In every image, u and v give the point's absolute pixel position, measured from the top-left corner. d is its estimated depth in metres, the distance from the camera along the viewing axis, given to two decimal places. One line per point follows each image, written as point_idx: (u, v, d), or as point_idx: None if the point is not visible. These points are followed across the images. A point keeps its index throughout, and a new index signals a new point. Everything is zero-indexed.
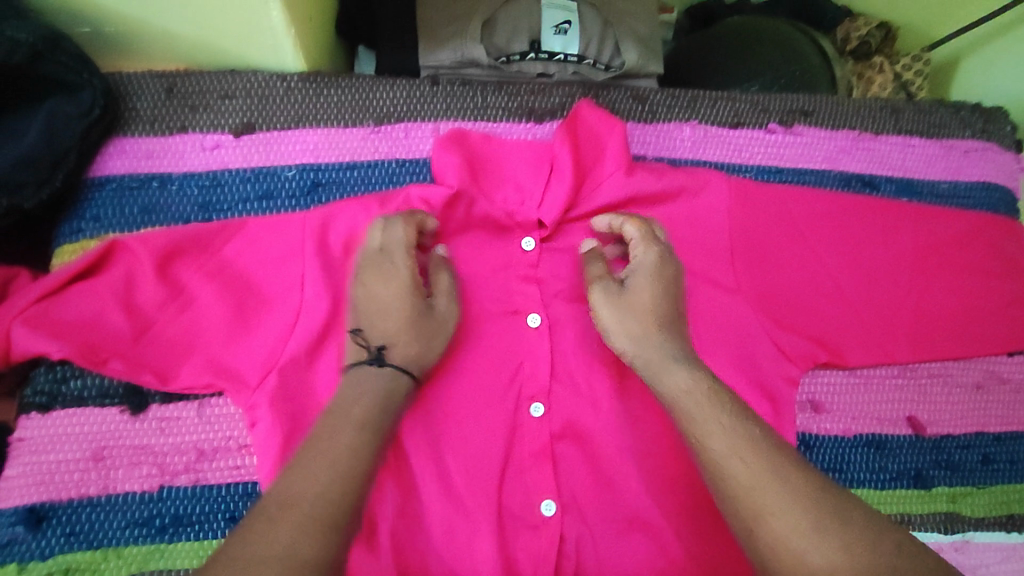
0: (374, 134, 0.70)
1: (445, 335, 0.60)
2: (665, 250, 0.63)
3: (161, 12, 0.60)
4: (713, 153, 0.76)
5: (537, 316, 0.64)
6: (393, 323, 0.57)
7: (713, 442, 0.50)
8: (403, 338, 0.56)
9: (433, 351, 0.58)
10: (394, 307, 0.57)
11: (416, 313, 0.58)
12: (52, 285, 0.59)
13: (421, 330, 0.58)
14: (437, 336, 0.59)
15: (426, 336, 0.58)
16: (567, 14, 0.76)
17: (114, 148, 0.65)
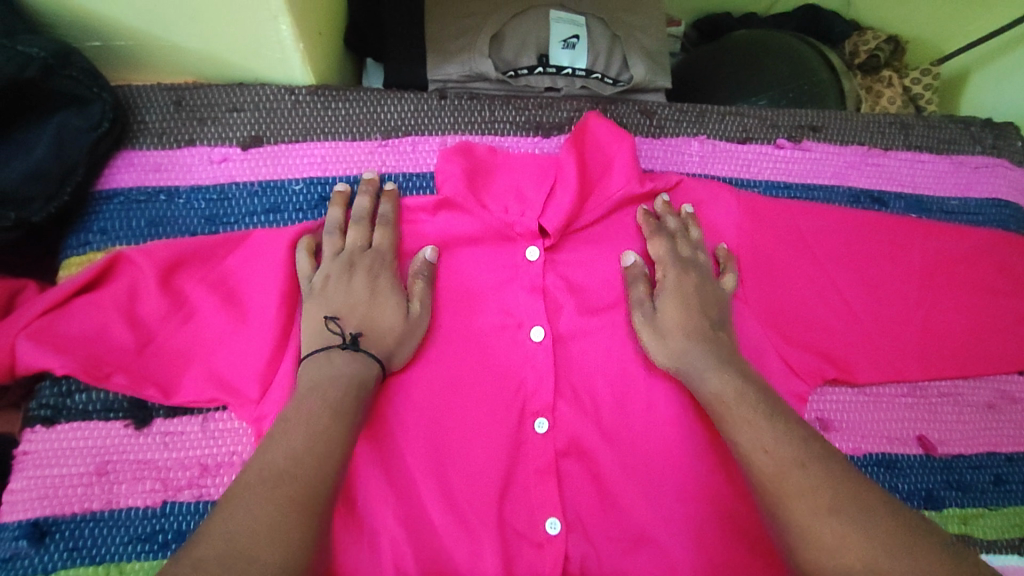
0: (382, 147, 0.70)
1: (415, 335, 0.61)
2: (685, 267, 0.67)
3: (172, 27, 0.60)
4: (721, 168, 0.76)
5: (540, 329, 0.63)
6: (368, 314, 0.59)
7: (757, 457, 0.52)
8: (377, 330, 0.59)
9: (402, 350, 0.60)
10: (368, 297, 0.60)
11: (389, 308, 0.60)
12: (59, 297, 0.58)
13: (393, 326, 0.60)
14: (410, 333, 0.61)
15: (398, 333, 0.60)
16: (575, 28, 0.76)
17: (122, 161, 0.65)
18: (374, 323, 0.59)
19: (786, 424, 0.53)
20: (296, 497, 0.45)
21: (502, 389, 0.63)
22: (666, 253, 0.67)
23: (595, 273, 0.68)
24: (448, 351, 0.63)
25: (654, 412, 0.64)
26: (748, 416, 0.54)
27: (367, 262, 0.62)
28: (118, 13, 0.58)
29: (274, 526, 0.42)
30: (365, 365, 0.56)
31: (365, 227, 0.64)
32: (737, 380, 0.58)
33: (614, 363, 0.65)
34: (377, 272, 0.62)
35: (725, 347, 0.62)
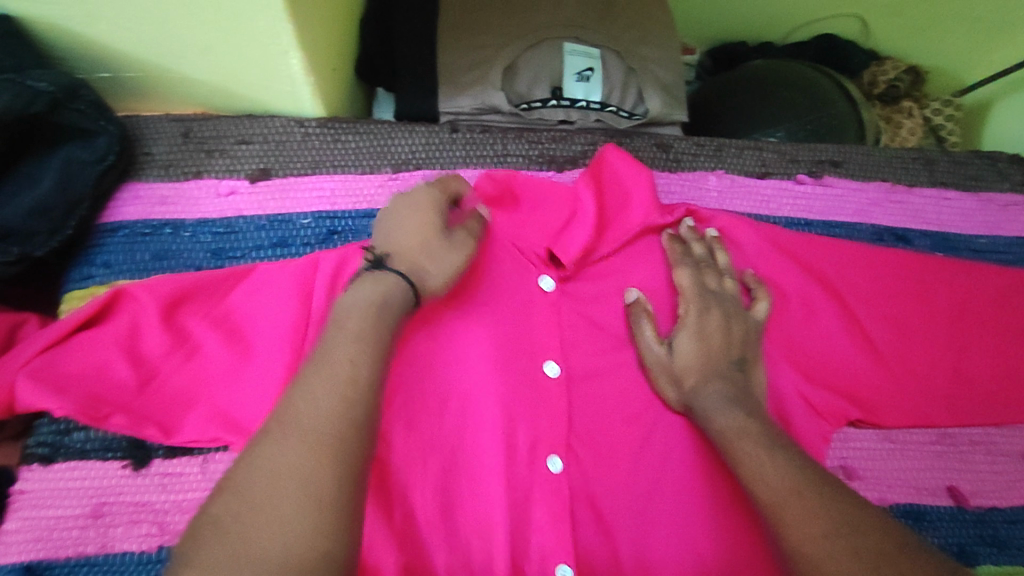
0: (392, 180, 0.68)
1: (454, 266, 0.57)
2: (706, 304, 0.64)
3: (181, 59, 0.59)
4: (740, 204, 0.74)
5: (554, 364, 0.61)
6: (399, 238, 0.56)
7: (788, 525, 0.47)
8: (406, 252, 0.55)
9: (436, 273, 0.55)
10: (403, 224, 0.57)
11: (420, 231, 0.56)
12: (62, 330, 0.57)
13: (429, 246, 0.56)
14: (446, 256, 0.56)
15: (432, 254, 0.56)
16: (590, 61, 0.75)
17: (128, 194, 0.65)
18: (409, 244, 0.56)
19: (815, 473, 0.50)
20: (315, 473, 0.40)
21: (513, 432, 0.60)
22: (692, 283, 0.65)
23: (610, 311, 0.66)
24: (456, 391, 0.61)
25: (669, 459, 0.62)
26: (773, 462, 0.52)
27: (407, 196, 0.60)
28: (127, 45, 0.57)
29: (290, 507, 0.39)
30: (389, 282, 0.52)
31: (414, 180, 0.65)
32: (743, 416, 0.56)
33: (629, 406, 0.63)
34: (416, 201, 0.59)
35: (742, 386, 0.60)
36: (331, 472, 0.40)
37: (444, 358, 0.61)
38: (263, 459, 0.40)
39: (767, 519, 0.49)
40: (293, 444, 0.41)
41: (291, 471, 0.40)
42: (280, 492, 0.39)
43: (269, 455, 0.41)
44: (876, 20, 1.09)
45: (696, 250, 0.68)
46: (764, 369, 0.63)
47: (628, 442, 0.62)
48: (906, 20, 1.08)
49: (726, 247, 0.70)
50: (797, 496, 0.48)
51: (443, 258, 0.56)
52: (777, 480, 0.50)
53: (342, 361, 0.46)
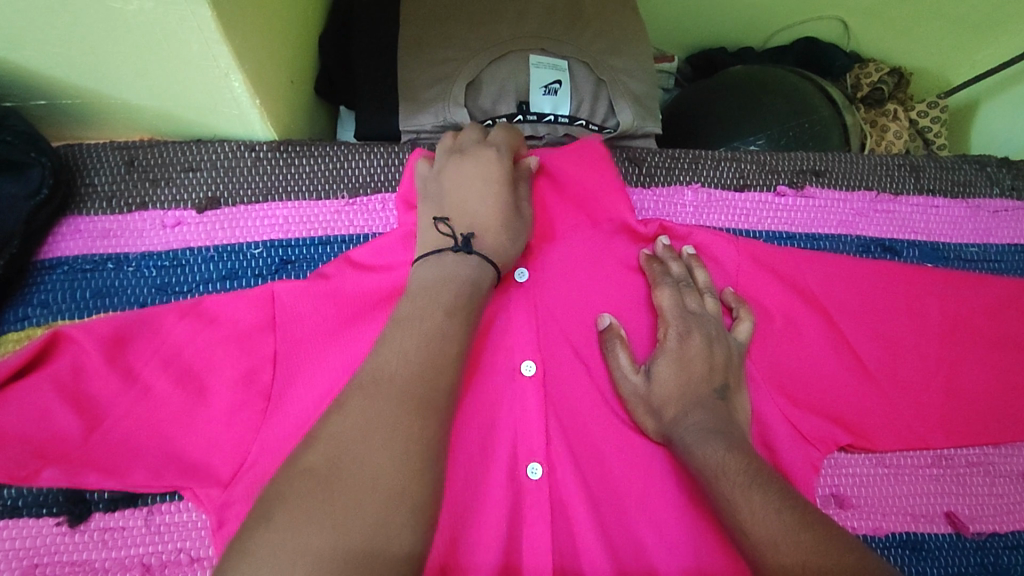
0: (349, 207, 0.65)
1: (524, 238, 0.58)
2: (685, 329, 0.60)
3: (118, 84, 0.56)
4: (717, 219, 0.70)
5: (532, 363, 0.59)
6: (483, 213, 0.55)
7: None
8: (492, 229, 0.54)
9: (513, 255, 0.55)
10: (486, 196, 0.56)
11: (500, 206, 0.56)
12: (8, 369, 0.52)
13: (509, 228, 0.55)
14: (518, 240, 0.56)
15: (515, 232, 0.56)
16: (557, 73, 0.72)
17: (67, 228, 0.61)
18: (492, 218, 0.55)
19: (801, 512, 0.47)
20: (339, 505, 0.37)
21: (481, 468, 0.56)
22: (673, 305, 0.61)
23: (583, 337, 0.62)
24: None
25: (649, 495, 0.58)
26: (754, 502, 0.49)
27: (481, 157, 0.58)
28: (59, 70, 0.54)
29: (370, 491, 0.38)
30: (479, 268, 0.52)
31: (477, 130, 0.62)
32: (726, 449, 0.53)
33: (604, 440, 0.59)
34: (492, 169, 0.57)
35: (723, 416, 0.56)
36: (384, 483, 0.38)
37: None
38: (335, 444, 0.40)
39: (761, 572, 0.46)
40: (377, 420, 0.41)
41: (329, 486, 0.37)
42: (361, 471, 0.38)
43: (342, 441, 0.40)
44: (856, 22, 1.06)
45: (674, 267, 0.64)
46: (748, 395, 0.60)
47: (606, 474, 0.58)
48: (888, 22, 1.05)
49: (705, 264, 0.66)
50: (777, 542, 0.46)
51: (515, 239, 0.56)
52: (759, 528, 0.47)
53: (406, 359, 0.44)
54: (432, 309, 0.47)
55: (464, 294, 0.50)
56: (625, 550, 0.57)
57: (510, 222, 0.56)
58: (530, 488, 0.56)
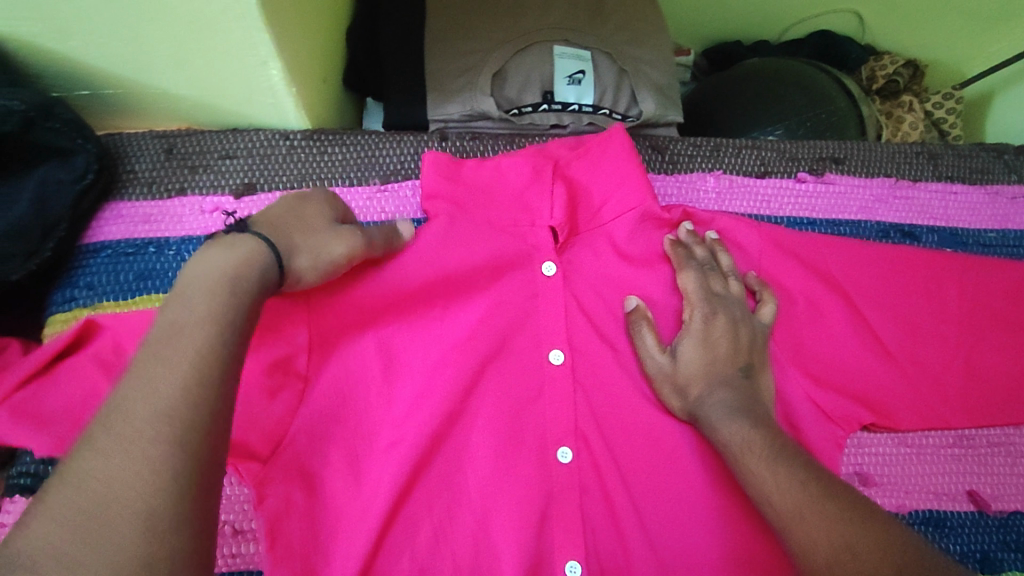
0: (381, 193, 0.66)
1: (335, 248, 0.52)
2: (710, 311, 0.62)
3: (159, 74, 0.58)
4: (739, 205, 0.72)
5: (560, 351, 0.61)
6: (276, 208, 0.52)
7: (813, 553, 0.45)
8: (282, 217, 0.50)
9: (309, 249, 0.50)
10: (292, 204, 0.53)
11: (304, 206, 0.52)
12: (36, 359, 0.53)
13: (318, 236, 0.51)
14: (330, 244, 0.52)
15: (316, 236, 0.51)
16: (580, 64, 0.73)
17: (110, 213, 0.63)
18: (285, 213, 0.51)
19: (824, 485, 0.48)
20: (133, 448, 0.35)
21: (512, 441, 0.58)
22: (696, 287, 0.63)
23: (610, 319, 0.64)
24: (449, 406, 0.58)
25: (677, 471, 0.59)
26: (777, 476, 0.50)
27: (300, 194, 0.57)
28: (104, 60, 0.56)
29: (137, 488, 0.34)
30: (246, 241, 0.47)
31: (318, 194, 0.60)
32: (750, 427, 0.54)
33: (632, 418, 0.61)
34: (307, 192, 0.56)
35: (747, 394, 0.58)
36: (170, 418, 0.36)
37: (436, 369, 0.60)
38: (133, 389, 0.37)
39: (790, 550, 0.47)
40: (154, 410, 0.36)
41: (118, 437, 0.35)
42: (143, 461, 0.34)
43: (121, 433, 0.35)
44: (872, 15, 1.07)
45: (698, 253, 0.65)
46: (772, 375, 0.61)
47: (635, 449, 0.60)
48: (902, 14, 1.06)
49: (728, 249, 0.67)
50: (800, 514, 0.47)
51: (325, 246, 0.51)
52: (782, 500, 0.49)
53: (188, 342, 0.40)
54: (199, 289, 0.43)
55: (227, 274, 0.44)
56: (653, 525, 0.58)
57: (320, 227, 0.52)
58: (561, 462, 0.58)
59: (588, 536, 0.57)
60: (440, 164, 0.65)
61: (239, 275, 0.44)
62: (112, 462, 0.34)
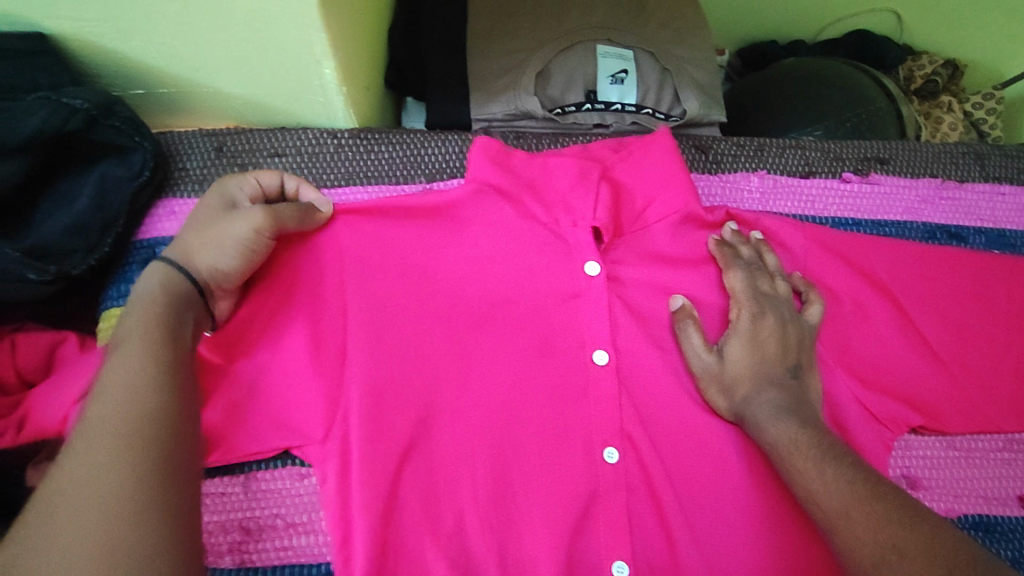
0: (426, 191, 0.67)
1: (234, 236, 0.55)
2: (757, 311, 0.61)
3: (214, 74, 0.59)
4: (784, 205, 0.71)
5: (604, 351, 0.60)
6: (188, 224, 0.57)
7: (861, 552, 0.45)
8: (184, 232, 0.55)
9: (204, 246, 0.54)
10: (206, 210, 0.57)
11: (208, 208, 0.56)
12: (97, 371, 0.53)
13: (218, 227, 0.55)
14: (228, 227, 0.55)
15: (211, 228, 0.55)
16: (623, 63, 0.73)
17: (163, 210, 0.64)
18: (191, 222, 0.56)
19: (871, 485, 0.48)
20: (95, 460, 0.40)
21: (556, 438, 0.58)
22: (743, 286, 0.63)
23: (655, 318, 0.64)
24: (496, 403, 0.58)
25: (723, 472, 0.59)
26: (822, 476, 0.50)
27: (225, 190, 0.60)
28: (162, 59, 0.57)
29: (102, 507, 0.38)
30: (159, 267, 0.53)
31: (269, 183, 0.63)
32: (797, 427, 0.54)
33: (678, 418, 0.60)
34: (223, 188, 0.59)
35: (794, 394, 0.58)
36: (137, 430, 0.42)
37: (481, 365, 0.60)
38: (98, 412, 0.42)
39: (838, 552, 0.47)
40: (100, 443, 0.41)
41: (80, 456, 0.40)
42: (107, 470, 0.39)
43: (77, 466, 0.39)
44: (911, 15, 1.06)
45: (742, 252, 0.65)
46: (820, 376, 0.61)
47: (681, 448, 0.59)
48: (942, 13, 1.05)
49: (773, 249, 0.67)
50: (845, 512, 0.47)
51: (225, 235, 0.54)
52: (828, 498, 0.49)
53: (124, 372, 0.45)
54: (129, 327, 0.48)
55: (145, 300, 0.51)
56: (698, 525, 0.57)
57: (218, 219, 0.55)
58: (607, 463, 0.57)
59: (636, 535, 0.57)
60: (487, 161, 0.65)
61: (156, 301, 0.50)
62: (72, 478, 0.39)
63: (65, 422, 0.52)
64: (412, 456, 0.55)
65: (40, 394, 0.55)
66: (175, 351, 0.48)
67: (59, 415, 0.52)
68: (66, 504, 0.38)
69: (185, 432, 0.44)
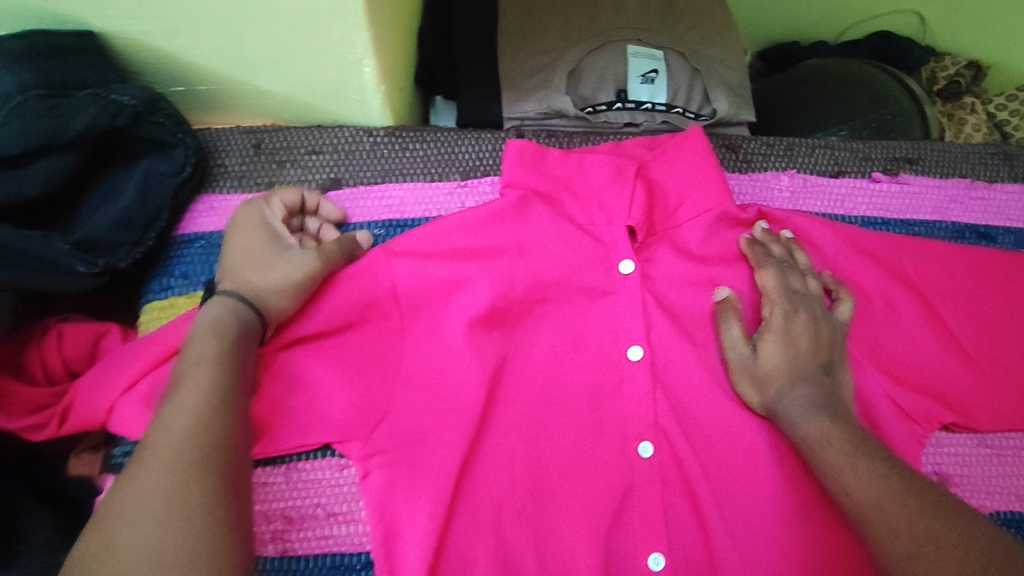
0: (460, 188, 0.68)
1: (293, 273, 0.57)
2: (790, 309, 0.62)
3: (256, 73, 0.60)
4: (813, 204, 0.71)
5: (638, 348, 0.61)
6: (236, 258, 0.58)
7: (897, 546, 0.46)
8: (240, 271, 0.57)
9: (268, 287, 0.56)
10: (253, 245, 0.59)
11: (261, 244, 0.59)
12: (157, 356, 0.55)
13: (276, 267, 0.57)
14: (283, 268, 0.57)
15: (271, 267, 0.57)
16: (653, 63, 0.74)
17: (203, 205, 0.65)
18: (245, 258, 0.58)
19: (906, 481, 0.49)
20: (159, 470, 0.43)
21: (591, 433, 0.59)
22: (778, 284, 0.63)
23: (688, 315, 0.64)
24: (530, 399, 0.60)
25: (757, 467, 0.60)
26: (856, 470, 0.51)
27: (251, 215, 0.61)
28: (206, 58, 0.58)
29: (160, 517, 0.41)
30: (222, 306, 0.54)
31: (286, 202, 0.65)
32: (830, 420, 0.55)
33: (711, 413, 0.61)
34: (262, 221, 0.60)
35: (826, 388, 0.59)
36: (192, 441, 0.44)
37: (516, 360, 0.62)
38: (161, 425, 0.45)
39: (873, 549, 0.48)
40: (162, 455, 0.43)
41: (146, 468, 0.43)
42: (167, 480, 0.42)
43: (143, 479, 0.42)
44: (934, 15, 1.06)
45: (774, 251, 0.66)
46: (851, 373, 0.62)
47: (715, 443, 0.60)
48: (965, 14, 1.05)
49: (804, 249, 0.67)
50: (878, 506, 0.48)
51: (285, 274, 0.57)
52: (860, 493, 0.50)
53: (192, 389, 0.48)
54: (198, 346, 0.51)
55: (214, 336, 0.52)
56: (733, 519, 0.58)
57: (276, 257, 0.58)
58: (642, 457, 0.58)
59: (671, 528, 0.58)
60: (521, 159, 0.66)
61: (228, 328, 0.53)
62: (137, 487, 0.42)
63: (115, 409, 0.54)
64: (451, 448, 0.56)
65: (85, 383, 0.56)
66: (236, 367, 0.51)
67: (108, 404, 0.54)
68: (134, 513, 0.41)
69: (238, 444, 0.47)
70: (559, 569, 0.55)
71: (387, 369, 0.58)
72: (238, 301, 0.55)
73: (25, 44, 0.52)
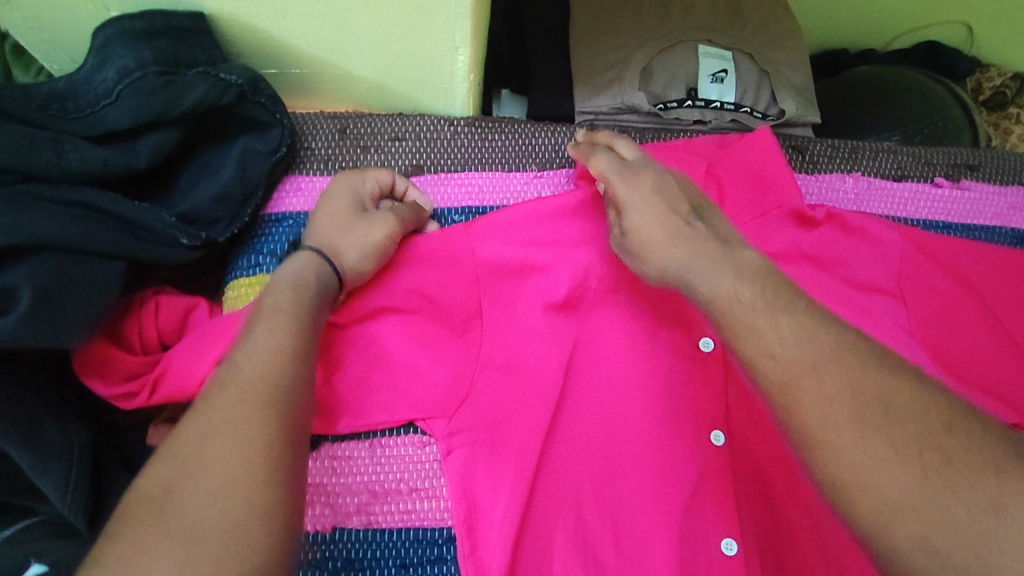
0: (537, 178, 0.70)
1: (376, 240, 0.58)
2: (632, 174, 0.58)
3: (352, 58, 0.62)
4: (878, 206, 0.73)
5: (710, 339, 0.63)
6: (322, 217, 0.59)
7: None
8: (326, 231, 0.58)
9: (350, 247, 0.57)
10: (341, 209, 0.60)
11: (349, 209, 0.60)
12: None
13: (360, 231, 0.58)
14: (367, 232, 0.58)
15: (354, 231, 0.58)
16: (723, 63, 0.76)
17: (290, 186, 0.67)
18: (330, 218, 0.59)
19: None
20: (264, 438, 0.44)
21: (662, 416, 0.61)
22: (609, 161, 0.60)
23: None
24: (607, 383, 0.62)
25: None
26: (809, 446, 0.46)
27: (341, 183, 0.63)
28: (305, 42, 0.59)
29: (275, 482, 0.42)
30: (306, 259, 0.55)
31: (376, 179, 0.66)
32: (741, 281, 0.50)
33: None
34: (351, 188, 0.62)
35: (708, 237, 0.54)
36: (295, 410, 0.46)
37: (590, 345, 0.63)
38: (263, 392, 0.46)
39: None
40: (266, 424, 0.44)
41: (253, 430, 0.44)
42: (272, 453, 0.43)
43: (255, 446, 0.43)
44: (981, 27, 1.08)
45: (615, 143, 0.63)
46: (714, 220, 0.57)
47: None
48: (1013, 27, 1.07)
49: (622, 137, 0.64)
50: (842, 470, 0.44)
51: (366, 238, 0.58)
52: None
53: (288, 357, 0.49)
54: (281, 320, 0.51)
55: (301, 290, 0.53)
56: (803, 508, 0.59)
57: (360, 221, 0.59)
58: (714, 445, 0.59)
59: (743, 514, 0.59)
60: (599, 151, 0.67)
61: (309, 280, 0.54)
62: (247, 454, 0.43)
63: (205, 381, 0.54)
64: (530, 428, 0.58)
65: (176, 356, 0.57)
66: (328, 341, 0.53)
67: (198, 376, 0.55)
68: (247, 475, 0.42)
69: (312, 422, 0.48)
70: (635, 552, 0.57)
71: (466, 350, 0.60)
72: (319, 258, 0.55)
73: (144, 24, 0.53)
